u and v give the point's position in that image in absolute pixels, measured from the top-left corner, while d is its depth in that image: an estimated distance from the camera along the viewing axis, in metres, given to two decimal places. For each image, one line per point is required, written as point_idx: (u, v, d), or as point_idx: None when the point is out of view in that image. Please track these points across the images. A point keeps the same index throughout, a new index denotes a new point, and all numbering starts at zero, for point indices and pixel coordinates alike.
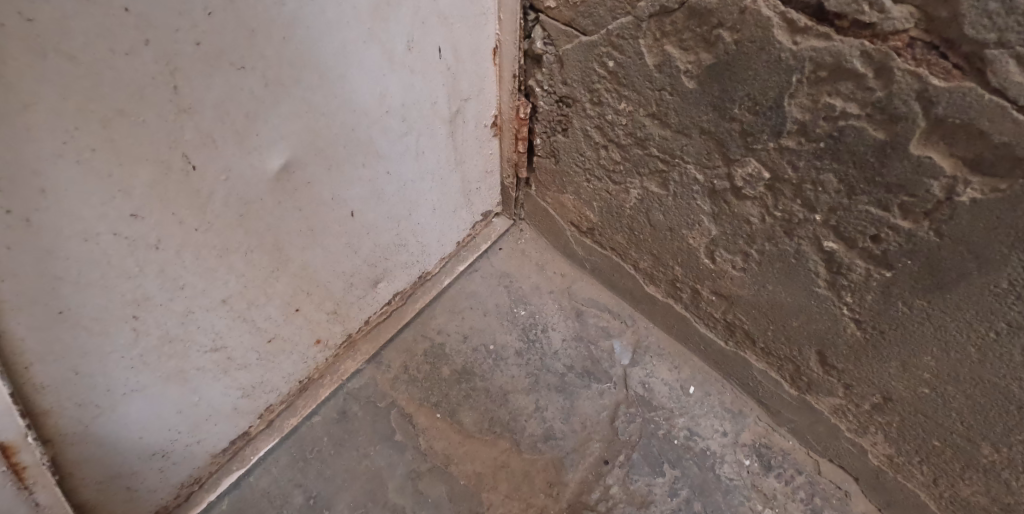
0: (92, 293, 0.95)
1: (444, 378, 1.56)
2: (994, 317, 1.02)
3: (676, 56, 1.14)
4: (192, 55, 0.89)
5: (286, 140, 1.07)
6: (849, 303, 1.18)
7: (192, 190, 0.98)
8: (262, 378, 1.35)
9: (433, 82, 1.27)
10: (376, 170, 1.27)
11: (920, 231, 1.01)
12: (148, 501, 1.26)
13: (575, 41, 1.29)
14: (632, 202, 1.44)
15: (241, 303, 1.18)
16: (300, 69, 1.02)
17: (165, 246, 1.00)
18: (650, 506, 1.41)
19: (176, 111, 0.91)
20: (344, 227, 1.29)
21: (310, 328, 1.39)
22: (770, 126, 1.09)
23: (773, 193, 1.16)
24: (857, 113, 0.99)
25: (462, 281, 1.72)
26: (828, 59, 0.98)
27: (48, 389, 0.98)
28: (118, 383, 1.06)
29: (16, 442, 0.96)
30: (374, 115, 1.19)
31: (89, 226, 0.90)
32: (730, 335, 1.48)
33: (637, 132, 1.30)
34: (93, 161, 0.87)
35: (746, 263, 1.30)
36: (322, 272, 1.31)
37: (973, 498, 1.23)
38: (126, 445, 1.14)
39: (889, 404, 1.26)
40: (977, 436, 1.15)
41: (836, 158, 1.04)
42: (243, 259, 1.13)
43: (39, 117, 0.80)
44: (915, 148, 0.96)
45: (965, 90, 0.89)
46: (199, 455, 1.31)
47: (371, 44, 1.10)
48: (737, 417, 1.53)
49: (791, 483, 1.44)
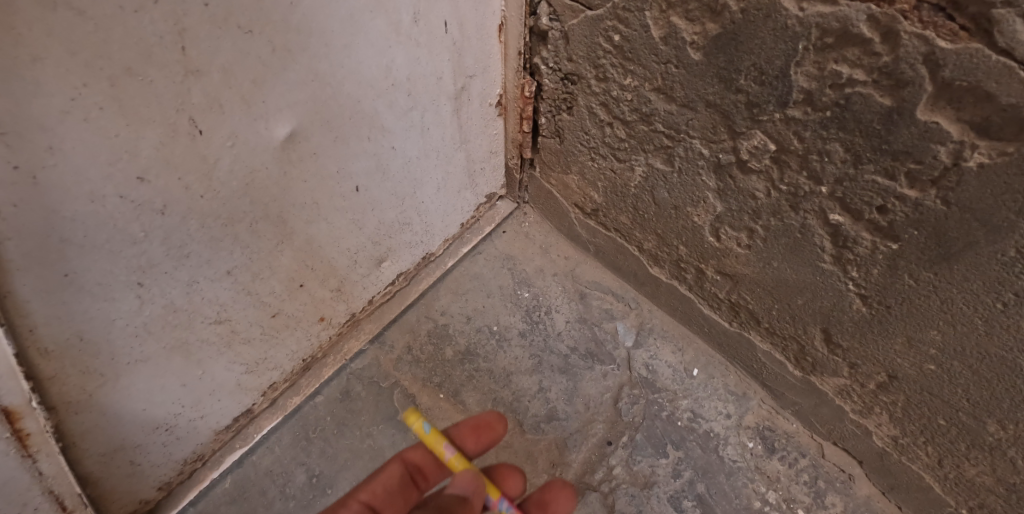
0: (98, 258, 0.96)
1: (447, 359, 1.56)
2: (1001, 287, 1.01)
3: (682, 27, 1.14)
4: (200, 16, 0.89)
5: (292, 108, 1.07)
6: (855, 278, 1.18)
7: (199, 154, 0.98)
8: (266, 353, 1.35)
9: (439, 57, 1.27)
10: (380, 145, 1.27)
11: (927, 200, 1.01)
12: (151, 476, 1.27)
13: (581, 15, 1.29)
14: (636, 181, 1.44)
15: (246, 276, 1.18)
16: (307, 36, 1.02)
17: (171, 212, 1.00)
18: (652, 487, 1.41)
19: (184, 72, 0.91)
20: (349, 202, 1.29)
21: (314, 305, 1.39)
22: (776, 96, 1.09)
23: (779, 166, 1.16)
24: (863, 79, 0.98)
25: (466, 262, 1.72)
26: (834, 24, 0.98)
27: (53, 353, 0.98)
28: (122, 351, 1.06)
29: (21, 407, 0.96)
30: (380, 87, 1.19)
31: (97, 188, 0.91)
32: (734, 316, 1.47)
33: (642, 107, 1.30)
34: (101, 120, 0.87)
35: (752, 239, 1.30)
36: (326, 248, 1.31)
37: (978, 478, 1.23)
38: (129, 417, 1.15)
39: (894, 382, 1.25)
40: (983, 413, 1.15)
41: (842, 127, 1.04)
42: (249, 230, 1.13)
43: (47, 71, 0.80)
44: (923, 113, 0.96)
45: (972, 51, 0.89)
46: (202, 431, 1.32)
47: (378, 14, 1.10)
48: (741, 400, 1.53)
49: (794, 466, 1.44)
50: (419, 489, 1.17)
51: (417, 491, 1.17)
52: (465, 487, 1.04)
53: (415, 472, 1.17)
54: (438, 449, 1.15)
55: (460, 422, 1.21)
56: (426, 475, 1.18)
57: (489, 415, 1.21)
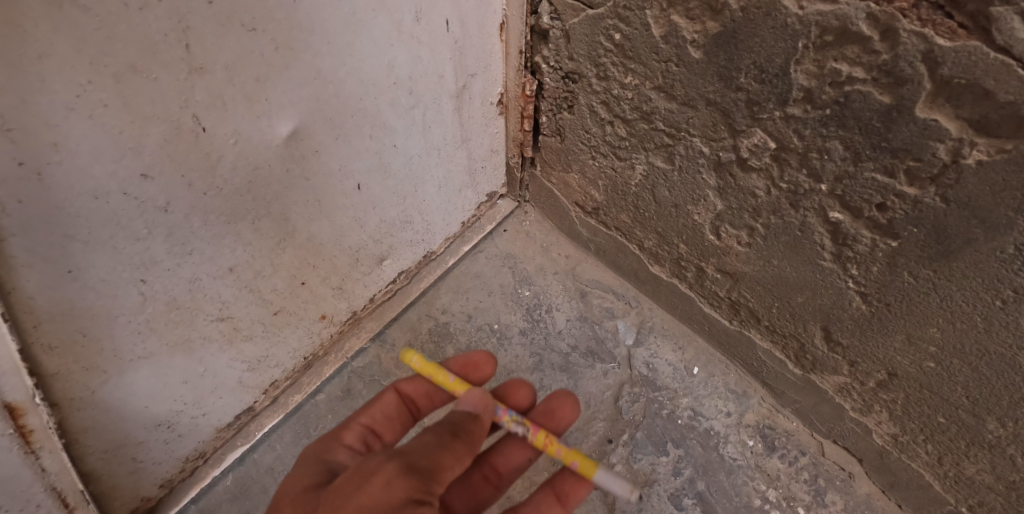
0: (101, 255, 0.96)
1: (448, 357, 1.56)
2: (1001, 284, 1.02)
3: (683, 25, 1.15)
4: (205, 14, 0.89)
5: (295, 106, 1.07)
6: (855, 276, 1.18)
7: (202, 151, 0.99)
8: (268, 351, 1.35)
9: (441, 55, 1.28)
10: (382, 143, 1.28)
11: (926, 197, 1.02)
12: (153, 473, 1.28)
13: (582, 14, 1.29)
14: (637, 179, 1.44)
15: (248, 273, 1.19)
16: (309, 34, 1.02)
17: (174, 209, 1.01)
18: (652, 485, 1.42)
19: (188, 70, 0.91)
20: (351, 200, 1.29)
21: (315, 303, 1.39)
22: (776, 94, 1.09)
23: (779, 164, 1.17)
24: (863, 77, 0.99)
25: (467, 261, 1.72)
26: (833, 22, 0.98)
27: (57, 349, 0.99)
28: (125, 348, 1.07)
29: (24, 404, 0.97)
30: (381, 85, 1.19)
31: (101, 184, 0.91)
32: (735, 315, 1.48)
33: (643, 105, 1.31)
34: (106, 117, 0.88)
35: (752, 237, 1.31)
36: (328, 246, 1.32)
37: (978, 476, 1.23)
38: (132, 414, 1.15)
39: (894, 380, 1.26)
40: (982, 411, 1.15)
41: (842, 124, 1.04)
42: (251, 227, 1.14)
43: (52, 68, 0.81)
44: (922, 110, 0.96)
45: (970, 49, 0.89)
46: (203, 429, 1.33)
47: (380, 12, 1.10)
48: (741, 398, 1.53)
49: (794, 465, 1.45)
50: (414, 418, 1.23)
51: (412, 421, 1.23)
52: (474, 401, 1.07)
53: (410, 403, 1.23)
54: (437, 376, 1.20)
55: (450, 359, 1.25)
56: (418, 406, 1.24)
57: (478, 355, 1.25)
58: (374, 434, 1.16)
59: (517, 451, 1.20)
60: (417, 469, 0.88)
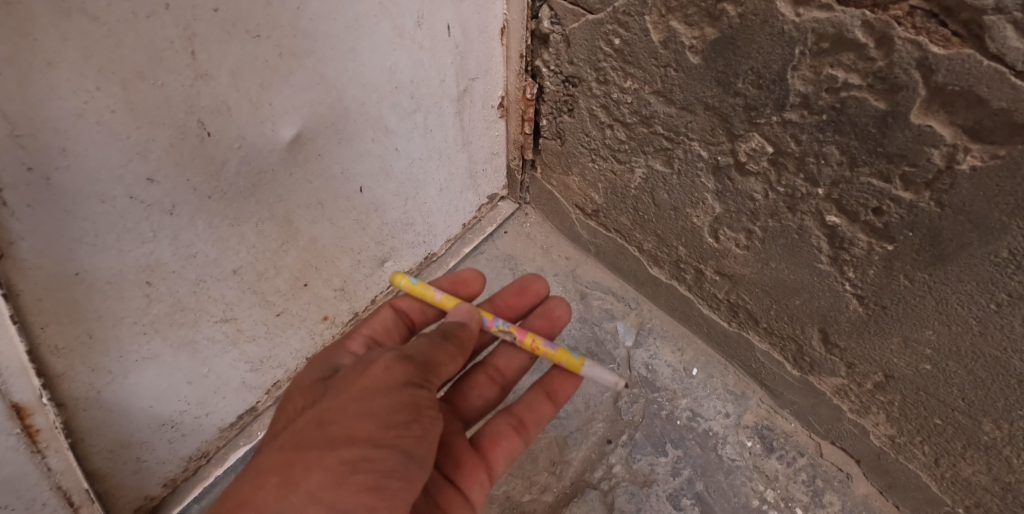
0: (107, 258, 0.98)
1: None
2: (995, 287, 1.03)
3: (681, 31, 1.16)
4: (210, 20, 0.91)
5: (298, 111, 1.09)
6: (851, 278, 1.19)
7: (207, 156, 1.00)
8: (271, 352, 1.37)
9: (442, 59, 1.29)
10: (384, 146, 1.29)
11: (922, 201, 1.03)
12: (156, 472, 1.29)
13: (582, 19, 1.30)
14: (636, 182, 1.46)
15: (251, 275, 1.20)
16: (313, 40, 1.04)
17: (179, 212, 1.02)
18: (651, 485, 1.43)
19: (194, 76, 0.93)
20: (353, 203, 1.31)
21: (317, 304, 1.41)
22: (773, 99, 1.11)
23: (776, 168, 1.18)
24: (859, 83, 1.00)
25: (468, 262, 1.74)
26: (830, 30, 0.99)
27: (63, 350, 1.00)
28: (130, 350, 1.08)
29: (31, 404, 0.99)
30: (384, 90, 1.21)
31: (107, 188, 0.93)
32: (733, 317, 1.49)
33: (642, 109, 1.32)
34: (113, 123, 0.89)
35: (750, 240, 1.32)
36: (330, 248, 1.33)
37: (975, 477, 1.24)
38: (137, 413, 1.17)
39: (891, 382, 1.27)
40: (979, 412, 1.16)
41: (839, 130, 1.05)
42: (255, 229, 1.15)
43: (61, 75, 0.83)
44: (916, 116, 0.97)
45: (965, 57, 0.90)
46: (207, 428, 1.34)
47: (382, 18, 1.12)
48: (740, 399, 1.54)
49: (792, 465, 1.46)
50: (410, 330, 1.34)
51: (408, 333, 1.34)
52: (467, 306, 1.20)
53: (405, 317, 1.34)
54: (427, 294, 1.30)
55: (440, 276, 1.36)
56: (413, 320, 1.35)
57: (466, 273, 1.37)
58: (376, 343, 1.27)
59: (513, 352, 1.32)
60: (414, 358, 1.01)
